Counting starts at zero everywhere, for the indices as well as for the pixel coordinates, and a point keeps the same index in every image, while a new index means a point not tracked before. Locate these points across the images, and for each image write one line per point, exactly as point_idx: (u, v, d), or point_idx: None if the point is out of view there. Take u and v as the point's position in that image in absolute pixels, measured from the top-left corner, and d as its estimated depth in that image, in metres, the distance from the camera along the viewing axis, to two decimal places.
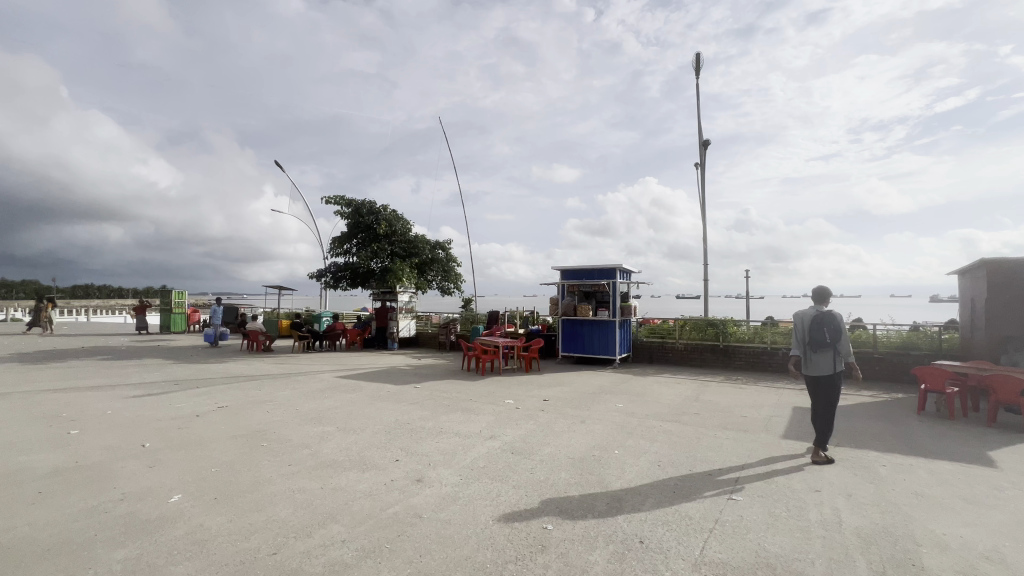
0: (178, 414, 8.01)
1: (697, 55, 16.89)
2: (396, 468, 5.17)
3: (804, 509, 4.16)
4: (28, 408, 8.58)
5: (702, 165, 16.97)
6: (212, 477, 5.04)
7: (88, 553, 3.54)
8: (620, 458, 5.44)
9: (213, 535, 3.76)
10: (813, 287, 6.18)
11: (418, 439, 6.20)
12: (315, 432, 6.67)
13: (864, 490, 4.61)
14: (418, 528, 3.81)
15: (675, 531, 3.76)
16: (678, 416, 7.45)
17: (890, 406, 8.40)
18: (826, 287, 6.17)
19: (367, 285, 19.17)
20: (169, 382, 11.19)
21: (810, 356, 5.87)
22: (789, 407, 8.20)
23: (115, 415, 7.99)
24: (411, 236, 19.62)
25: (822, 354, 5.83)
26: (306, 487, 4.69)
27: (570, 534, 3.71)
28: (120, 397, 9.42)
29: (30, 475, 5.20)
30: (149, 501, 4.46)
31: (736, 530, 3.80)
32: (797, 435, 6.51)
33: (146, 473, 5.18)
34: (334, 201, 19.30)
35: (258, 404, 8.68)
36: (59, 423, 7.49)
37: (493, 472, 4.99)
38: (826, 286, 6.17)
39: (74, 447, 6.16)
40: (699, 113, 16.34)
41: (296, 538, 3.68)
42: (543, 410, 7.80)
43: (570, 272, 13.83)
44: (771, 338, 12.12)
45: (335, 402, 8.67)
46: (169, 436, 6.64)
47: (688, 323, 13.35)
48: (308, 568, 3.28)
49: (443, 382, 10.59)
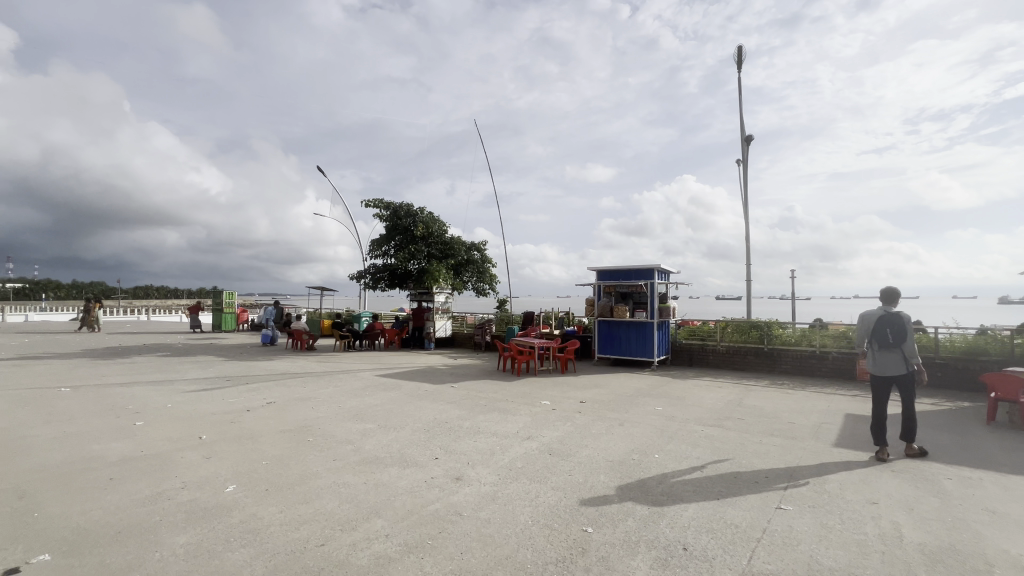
0: (230, 409, 8.44)
1: (738, 47, 16.44)
2: (436, 466, 5.27)
3: (860, 522, 3.95)
4: (99, 400, 9.27)
5: (744, 161, 16.41)
6: (263, 469, 5.29)
7: (155, 536, 3.78)
8: (661, 462, 5.33)
9: (266, 525, 3.95)
10: (882, 287, 6.05)
11: (456, 438, 6.28)
12: (357, 428, 6.88)
13: (927, 504, 4.32)
14: (459, 526, 3.86)
15: (720, 539, 3.65)
16: (721, 420, 7.22)
17: (955, 415, 7.85)
18: (896, 288, 6.01)
19: (405, 286, 19.60)
20: (221, 378, 11.81)
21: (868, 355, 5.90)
22: (842, 414, 7.79)
23: (174, 408, 8.51)
24: (448, 238, 19.93)
25: (885, 356, 5.74)
26: (350, 482, 4.85)
27: (610, 537, 3.67)
28: (178, 392, 10.02)
29: (102, 462, 5.62)
30: (207, 490, 4.73)
31: (786, 541, 3.64)
32: (851, 443, 6.18)
33: (203, 464, 5.49)
34: (374, 204, 19.89)
35: (302, 400, 9.04)
36: (125, 415, 8.03)
37: (531, 473, 5.00)
38: (896, 287, 6.01)
39: (139, 438, 6.61)
40: (740, 108, 15.86)
41: (341, 531, 3.80)
42: (580, 412, 7.73)
43: (606, 272, 13.67)
44: (820, 341, 11.55)
45: (375, 400, 8.89)
46: (223, 429, 7.02)
47: (730, 325, 12.94)
48: (355, 560, 3.38)
49: (479, 382, 10.69)
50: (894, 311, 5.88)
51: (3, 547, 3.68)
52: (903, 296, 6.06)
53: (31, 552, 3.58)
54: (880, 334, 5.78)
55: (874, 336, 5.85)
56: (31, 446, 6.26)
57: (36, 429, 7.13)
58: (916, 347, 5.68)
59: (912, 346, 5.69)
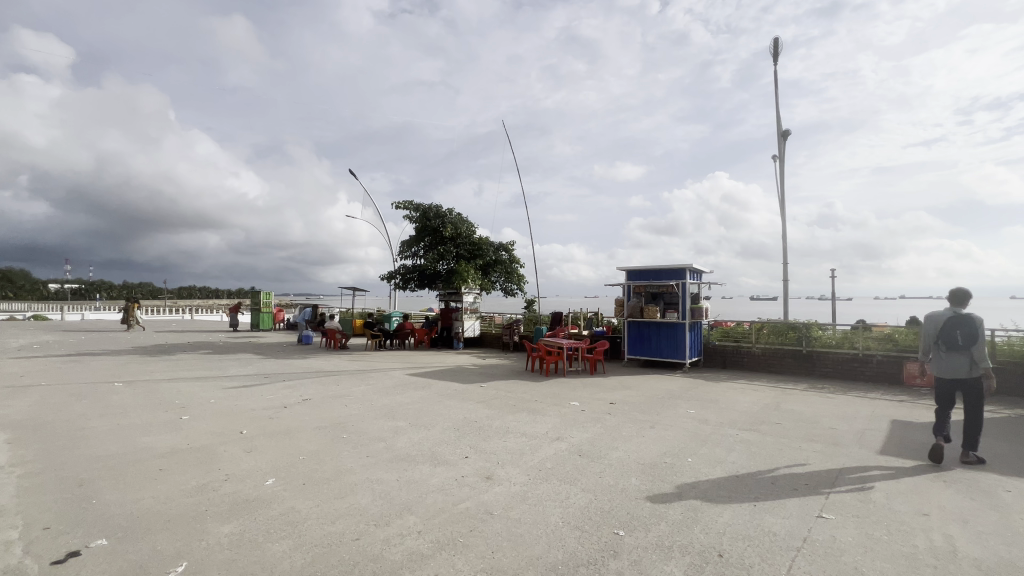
0: (268, 405, 8.75)
1: (774, 39, 15.91)
2: (466, 465, 5.32)
3: (910, 534, 3.75)
4: (148, 395, 9.78)
5: (781, 157, 15.86)
6: (300, 464, 5.47)
7: (201, 525, 3.97)
8: (694, 467, 5.21)
9: (304, 517, 4.08)
10: (952, 287, 5.76)
11: (486, 438, 6.32)
12: (389, 426, 7.02)
13: (984, 517, 4.07)
14: (490, 525, 3.88)
15: (759, 547, 3.54)
16: (757, 425, 7.00)
17: (1015, 424, 7.36)
18: (967, 288, 5.70)
19: (434, 287, 19.85)
20: (260, 375, 12.27)
21: (935, 358, 5.63)
22: (887, 420, 7.43)
23: (217, 404, 8.90)
24: (476, 238, 20.09)
25: (952, 360, 5.48)
26: (383, 478, 4.95)
27: (643, 541, 3.62)
28: (220, 389, 10.47)
29: (153, 453, 5.93)
30: (248, 482, 4.92)
31: (829, 551, 3.51)
32: (898, 451, 5.88)
33: (245, 458, 5.72)
34: (404, 206, 20.25)
35: (336, 398, 9.28)
36: (173, 409, 8.46)
37: (561, 474, 4.98)
38: (966, 287, 5.71)
39: (185, 431, 6.94)
40: (777, 101, 15.36)
41: (376, 526, 3.89)
42: (610, 414, 7.65)
43: (636, 272, 13.47)
44: (863, 343, 11.05)
45: (405, 399, 9.04)
46: (262, 424, 7.29)
47: (765, 327, 12.53)
48: (389, 555, 3.45)
49: (508, 382, 10.72)
50: (965, 313, 5.59)
51: (66, 531, 3.93)
52: (974, 298, 5.76)
53: (91, 536, 3.82)
54: (949, 335, 5.52)
55: (942, 338, 5.58)
56: (89, 437, 6.68)
57: (93, 421, 7.60)
58: (988, 352, 5.40)
59: (983, 350, 5.41)
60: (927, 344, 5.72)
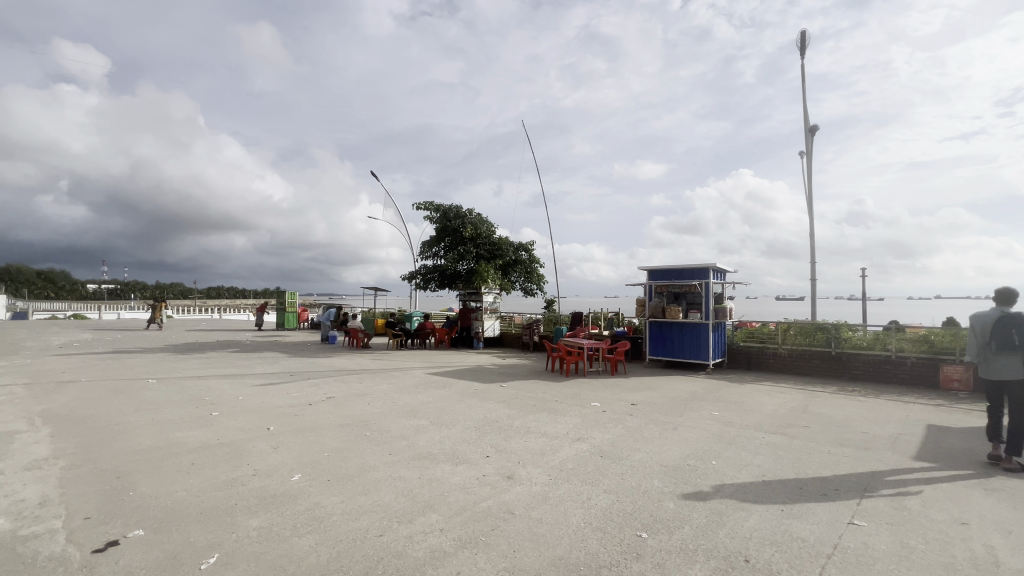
0: (294, 402, 8.96)
1: (801, 32, 15.49)
2: (487, 464, 5.35)
3: (948, 544, 3.61)
4: (181, 391, 10.13)
5: (808, 153, 15.43)
6: (324, 460, 5.58)
7: (231, 518, 4.09)
8: (719, 470, 5.12)
9: (329, 513, 4.16)
10: (998, 287, 5.54)
11: (506, 437, 6.33)
12: (411, 424, 7.11)
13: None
14: (511, 524, 3.89)
15: (786, 554, 3.45)
16: (784, 428, 6.83)
17: None
18: (1012, 287, 5.50)
19: (454, 286, 19.99)
20: (286, 373, 12.57)
21: (989, 360, 5.39)
22: (923, 424, 7.16)
23: (245, 401, 9.16)
24: (496, 238, 20.15)
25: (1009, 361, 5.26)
26: (406, 475, 5.02)
27: (666, 544, 3.57)
28: (248, 386, 10.77)
29: (185, 448, 6.13)
30: (275, 477, 5.04)
31: (861, 559, 3.40)
32: (935, 457, 5.66)
33: (272, 453, 5.87)
34: (425, 206, 20.46)
35: (359, 396, 9.44)
36: (204, 405, 8.74)
37: (582, 475, 4.96)
38: (1011, 286, 5.51)
39: (215, 427, 7.17)
40: (804, 96, 14.95)
41: (398, 523, 3.94)
42: (632, 415, 7.57)
43: (657, 272, 13.30)
44: (896, 345, 10.66)
45: (427, 397, 9.13)
46: (288, 421, 7.47)
47: (792, 327, 12.19)
48: (412, 552, 3.49)
49: (528, 382, 10.71)
50: (1014, 312, 5.38)
51: (105, 520, 4.10)
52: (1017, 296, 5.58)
53: (128, 526, 3.97)
54: (1003, 336, 5.30)
55: (997, 339, 5.35)
56: (126, 431, 6.96)
57: (130, 416, 7.91)
58: None
59: None
60: (979, 345, 5.48)
